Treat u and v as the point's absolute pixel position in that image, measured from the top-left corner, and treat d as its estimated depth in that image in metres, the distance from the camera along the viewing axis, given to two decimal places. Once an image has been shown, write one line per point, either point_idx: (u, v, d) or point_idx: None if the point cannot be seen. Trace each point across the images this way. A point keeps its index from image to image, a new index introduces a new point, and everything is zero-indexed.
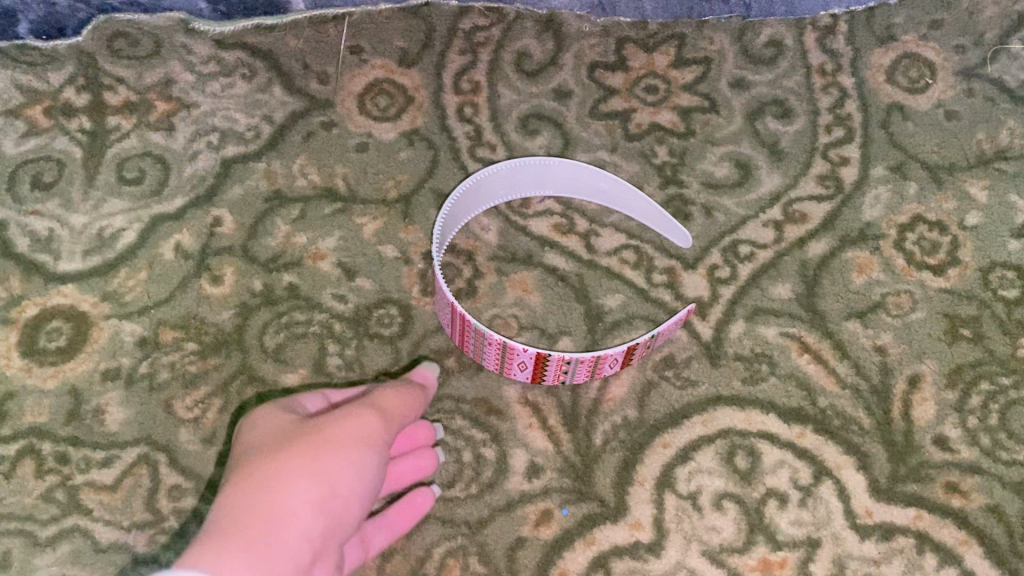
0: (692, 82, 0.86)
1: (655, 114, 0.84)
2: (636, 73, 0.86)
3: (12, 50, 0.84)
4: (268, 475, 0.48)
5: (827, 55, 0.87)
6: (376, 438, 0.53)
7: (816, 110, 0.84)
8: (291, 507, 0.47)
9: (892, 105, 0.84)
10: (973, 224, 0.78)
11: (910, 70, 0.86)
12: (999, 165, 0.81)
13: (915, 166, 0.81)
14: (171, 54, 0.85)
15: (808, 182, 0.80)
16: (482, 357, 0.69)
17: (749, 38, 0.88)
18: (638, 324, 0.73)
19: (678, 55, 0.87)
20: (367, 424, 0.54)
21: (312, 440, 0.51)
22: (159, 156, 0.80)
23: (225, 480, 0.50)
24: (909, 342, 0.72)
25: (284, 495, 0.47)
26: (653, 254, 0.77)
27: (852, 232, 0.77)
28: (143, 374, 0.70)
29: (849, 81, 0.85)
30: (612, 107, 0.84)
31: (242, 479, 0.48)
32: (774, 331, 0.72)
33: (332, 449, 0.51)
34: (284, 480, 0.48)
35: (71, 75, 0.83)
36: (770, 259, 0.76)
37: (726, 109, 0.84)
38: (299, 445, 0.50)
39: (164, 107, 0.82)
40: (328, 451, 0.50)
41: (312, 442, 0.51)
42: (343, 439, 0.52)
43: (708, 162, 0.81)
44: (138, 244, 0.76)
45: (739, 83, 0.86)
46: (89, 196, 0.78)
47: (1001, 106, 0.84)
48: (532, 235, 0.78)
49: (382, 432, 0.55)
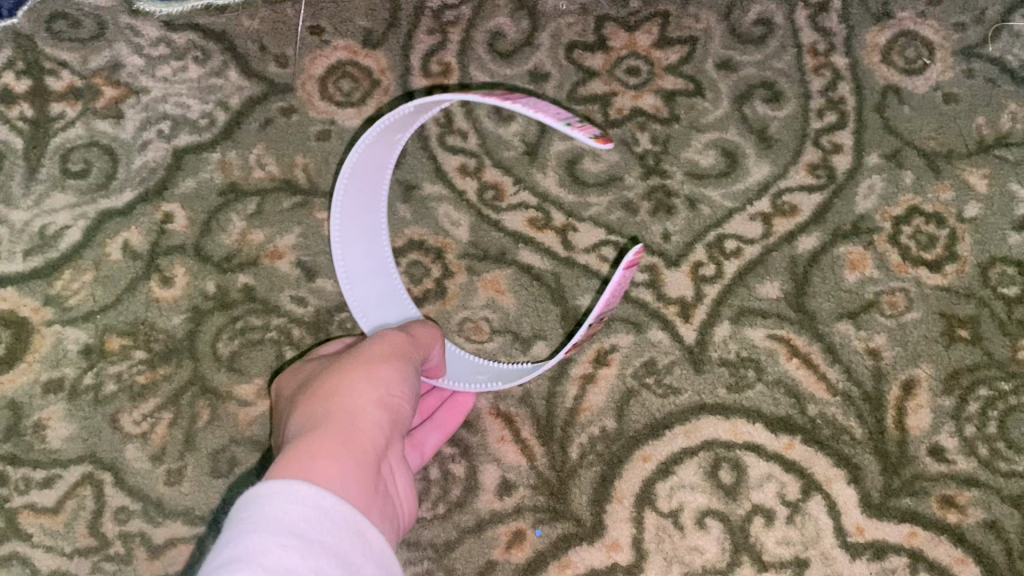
0: (676, 64, 0.79)
1: (637, 98, 0.78)
2: (617, 54, 0.80)
3: None
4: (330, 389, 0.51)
5: (819, 33, 0.80)
6: (408, 351, 0.57)
7: (807, 93, 0.78)
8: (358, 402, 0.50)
9: (888, 87, 0.79)
10: (972, 216, 0.73)
11: (908, 49, 0.80)
12: (999, 151, 0.76)
13: (911, 153, 0.76)
14: (117, 37, 0.77)
15: (798, 171, 0.75)
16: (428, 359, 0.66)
17: (737, 15, 0.81)
18: (617, 327, 0.69)
19: (662, 34, 0.80)
20: (396, 341, 0.57)
21: (353, 362, 0.54)
22: (106, 146, 0.74)
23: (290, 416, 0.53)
24: (904, 344, 0.68)
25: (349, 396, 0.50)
26: (634, 250, 0.72)
27: (844, 226, 0.73)
28: (89, 386, 0.66)
29: (843, 61, 0.79)
30: (592, 91, 0.78)
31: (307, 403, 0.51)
32: (761, 333, 0.69)
33: (375, 365, 0.54)
34: (344, 388, 0.51)
35: (9, 60, 0.76)
36: (757, 255, 0.71)
37: (712, 92, 0.78)
38: (343, 368, 0.54)
39: (112, 93, 0.76)
40: (372, 366, 0.54)
41: (354, 364, 0.54)
42: (378, 355, 0.55)
43: (691, 151, 0.76)
44: (84, 243, 0.71)
45: (725, 63, 0.79)
46: (32, 190, 0.72)
47: (1002, 88, 0.78)
48: (505, 231, 0.74)
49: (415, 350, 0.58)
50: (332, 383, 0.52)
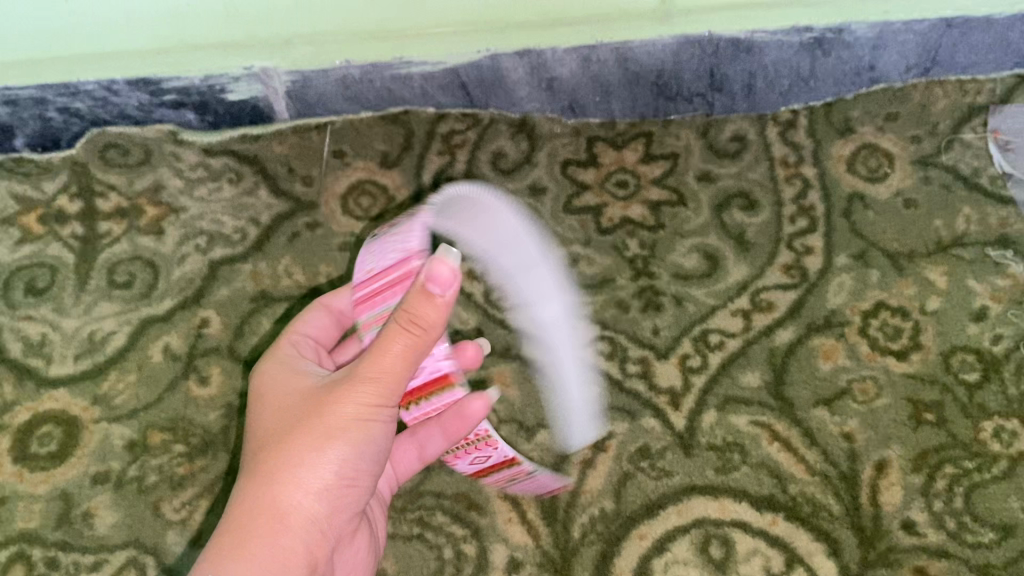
0: (660, 176, 0.89)
1: (626, 207, 0.87)
2: (608, 169, 0.89)
3: (9, 162, 0.88)
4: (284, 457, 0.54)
5: (789, 147, 0.91)
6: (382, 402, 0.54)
7: (780, 201, 0.88)
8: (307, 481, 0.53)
9: (853, 194, 0.88)
10: (934, 309, 0.81)
11: (870, 160, 0.90)
12: (956, 251, 0.84)
13: (876, 254, 0.84)
14: (160, 162, 0.87)
15: (774, 272, 0.83)
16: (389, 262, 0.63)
17: (713, 132, 0.91)
18: (613, 416, 0.76)
19: (647, 151, 0.90)
20: (367, 388, 0.53)
21: (312, 408, 0.55)
22: (148, 259, 0.83)
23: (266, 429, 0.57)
24: (875, 428, 0.75)
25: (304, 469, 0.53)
26: (627, 343, 0.80)
27: (817, 319, 0.80)
28: (133, 477, 0.72)
29: (812, 171, 0.89)
30: (585, 202, 0.88)
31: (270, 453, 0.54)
32: (745, 419, 0.75)
33: (327, 445, 0.54)
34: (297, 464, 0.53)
35: (65, 184, 0.87)
36: (738, 348, 0.79)
37: (694, 202, 0.87)
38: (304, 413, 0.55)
39: (154, 211, 0.85)
40: (321, 448, 0.53)
41: (308, 419, 0.54)
42: (336, 424, 0.54)
43: (677, 254, 0.84)
44: (128, 347, 0.78)
45: (704, 176, 0.89)
46: (81, 300, 0.81)
47: (957, 194, 0.88)
48: (510, 329, 0.81)
49: (380, 406, 0.53)
50: (283, 444, 0.54)
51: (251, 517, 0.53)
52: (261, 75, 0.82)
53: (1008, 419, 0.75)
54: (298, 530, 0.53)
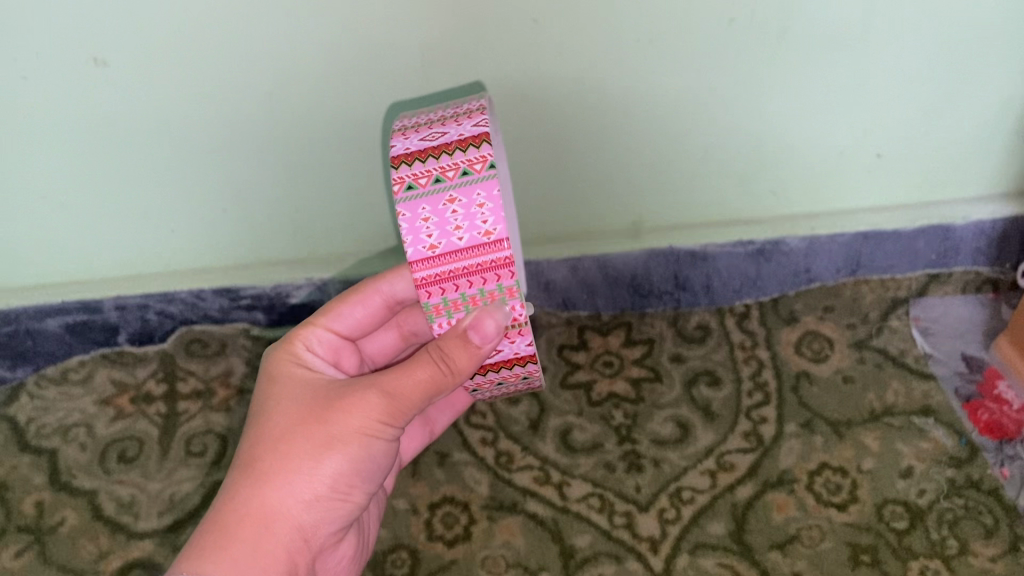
0: (639, 357, 1.10)
1: (612, 383, 1.08)
2: (595, 352, 1.12)
3: (112, 354, 1.10)
4: (299, 449, 0.69)
5: (745, 334, 1.12)
6: (385, 420, 0.70)
7: (739, 378, 1.07)
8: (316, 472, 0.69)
9: (800, 372, 1.07)
10: (869, 468, 0.98)
11: (813, 344, 1.10)
12: (887, 418, 1.02)
13: (820, 422, 1.02)
14: (233, 352, 1.08)
15: (735, 438, 1.01)
16: (465, 244, 0.70)
17: (681, 322, 1.14)
18: (603, 560, 0.92)
19: (627, 337, 1.13)
20: (374, 406, 0.70)
21: (325, 412, 0.71)
22: (219, 431, 1.01)
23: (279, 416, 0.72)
24: (820, 568, 0.90)
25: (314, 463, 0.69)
26: (614, 499, 0.96)
27: (771, 477, 0.97)
28: None
29: (765, 353, 1.09)
30: (578, 379, 1.09)
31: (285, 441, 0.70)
32: (712, 561, 0.91)
33: (328, 452, 0.69)
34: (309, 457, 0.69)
35: (154, 370, 1.08)
36: (706, 501, 0.95)
37: (668, 379, 1.08)
38: (320, 414, 0.71)
39: (225, 392, 1.05)
40: (326, 452, 0.69)
41: (324, 421, 0.70)
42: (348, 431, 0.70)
43: (655, 423, 1.03)
44: (202, 505, 0.95)
45: (676, 357, 1.10)
46: (164, 466, 0.99)
47: (887, 371, 1.07)
48: (516, 486, 0.99)
49: (383, 425, 0.70)
50: (299, 437, 0.70)
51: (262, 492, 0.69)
52: (318, 283, 1.06)
53: (931, 559, 0.90)
54: (297, 511, 0.69)
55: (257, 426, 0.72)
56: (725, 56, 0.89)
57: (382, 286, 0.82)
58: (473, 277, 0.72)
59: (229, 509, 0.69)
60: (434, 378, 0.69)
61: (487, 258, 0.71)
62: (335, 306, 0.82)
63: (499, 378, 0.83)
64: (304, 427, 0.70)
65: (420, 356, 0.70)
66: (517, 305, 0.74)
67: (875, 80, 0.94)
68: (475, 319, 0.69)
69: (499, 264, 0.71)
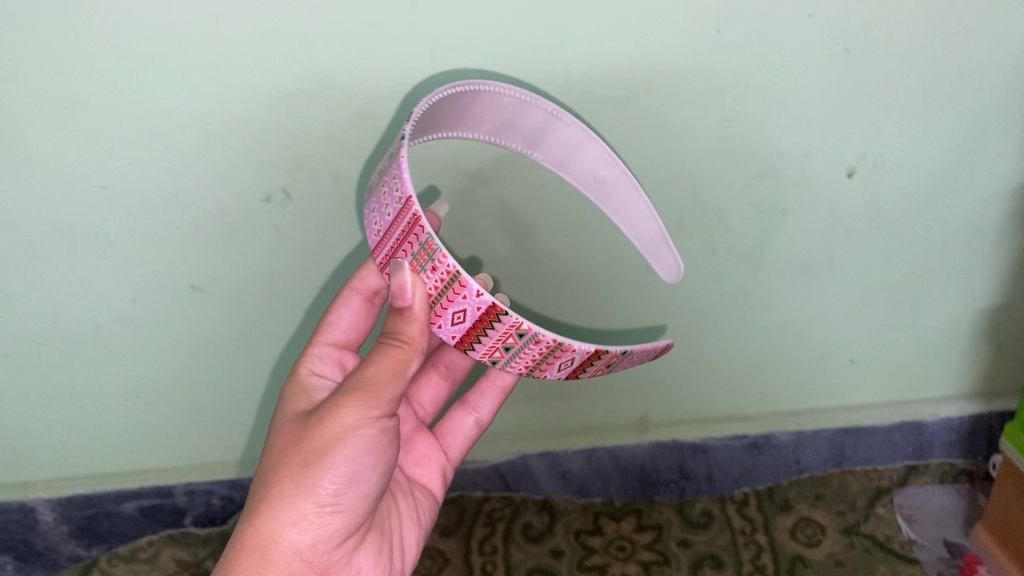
0: (650, 541, 1.24)
1: (626, 565, 1.22)
2: (610, 536, 1.25)
3: (178, 532, 1.30)
4: (288, 466, 0.76)
5: (745, 519, 1.25)
6: (358, 424, 0.74)
7: (739, 561, 1.21)
8: (303, 483, 0.76)
9: (795, 556, 1.21)
10: None
11: (806, 529, 1.24)
12: None
13: None
14: None
15: None
16: (392, 217, 0.74)
17: (687, 508, 1.27)
18: None
19: (639, 521, 1.26)
20: (345, 415, 0.74)
21: (312, 424, 0.76)
22: None
23: (285, 433, 0.80)
24: None
25: (300, 477, 0.75)
26: None
27: None
28: None
29: (763, 537, 1.23)
30: (595, 561, 1.22)
31: (281, 457, 0.77)
32: None
33: (308, 468, 0.75)
34: (295, 471, 0.76)
35: (211, 547, 1.29)
36: None
37: (677, 562, 1.21)
38: (310, 426, 0.76)
39: None
40: (307, 466, 0.75)
41: (311, 432, 0.76)
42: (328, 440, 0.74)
43: None
44: None
45: (684, 541, 1.23)
46: None
47: (875, 555, 1.20)
48: None
49: (358, 428, 0.74)
50: (291, 453, 0.77)
51: (263, 506, 0.77)
52: None
53: None
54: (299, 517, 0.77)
55: (271, 442, 0.81)
56: (711, 295, 1.09)
57: (356, 284, 0.91)
58: (405, 246, 0.74)
59: (240, 536, 0.78)
60: (392, 355, 0.73)
61: (402, 223, 0.73)
62: (327, 317, 0.93)
63: (502, 342, 0.76)
64: (295, 443, 0.77)
65: (382, 341, 0.75)
66: (438, 257, 0.72)
67: (834, 310, 1.14)
68: (393, 287, 0.73)
69: (410, 224, 0.72)
